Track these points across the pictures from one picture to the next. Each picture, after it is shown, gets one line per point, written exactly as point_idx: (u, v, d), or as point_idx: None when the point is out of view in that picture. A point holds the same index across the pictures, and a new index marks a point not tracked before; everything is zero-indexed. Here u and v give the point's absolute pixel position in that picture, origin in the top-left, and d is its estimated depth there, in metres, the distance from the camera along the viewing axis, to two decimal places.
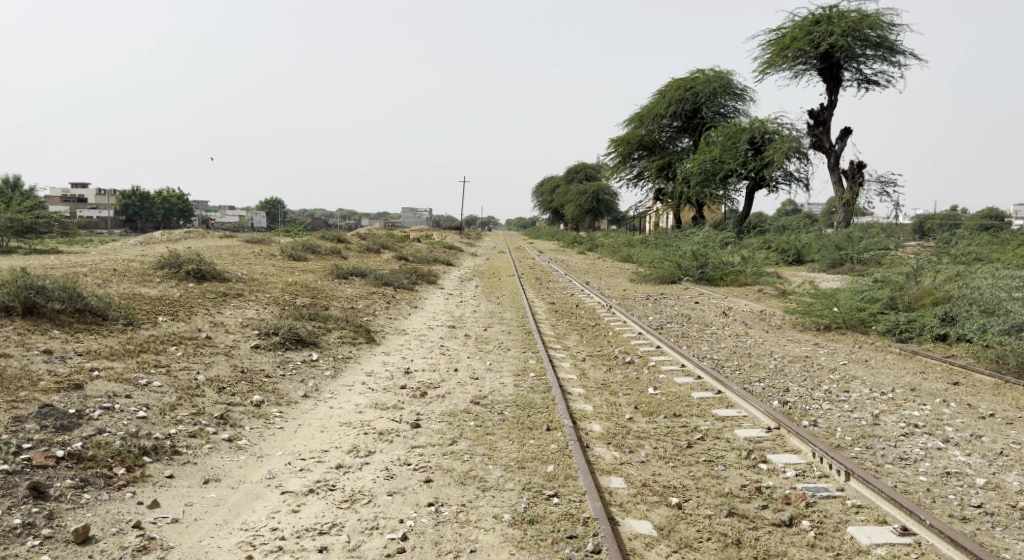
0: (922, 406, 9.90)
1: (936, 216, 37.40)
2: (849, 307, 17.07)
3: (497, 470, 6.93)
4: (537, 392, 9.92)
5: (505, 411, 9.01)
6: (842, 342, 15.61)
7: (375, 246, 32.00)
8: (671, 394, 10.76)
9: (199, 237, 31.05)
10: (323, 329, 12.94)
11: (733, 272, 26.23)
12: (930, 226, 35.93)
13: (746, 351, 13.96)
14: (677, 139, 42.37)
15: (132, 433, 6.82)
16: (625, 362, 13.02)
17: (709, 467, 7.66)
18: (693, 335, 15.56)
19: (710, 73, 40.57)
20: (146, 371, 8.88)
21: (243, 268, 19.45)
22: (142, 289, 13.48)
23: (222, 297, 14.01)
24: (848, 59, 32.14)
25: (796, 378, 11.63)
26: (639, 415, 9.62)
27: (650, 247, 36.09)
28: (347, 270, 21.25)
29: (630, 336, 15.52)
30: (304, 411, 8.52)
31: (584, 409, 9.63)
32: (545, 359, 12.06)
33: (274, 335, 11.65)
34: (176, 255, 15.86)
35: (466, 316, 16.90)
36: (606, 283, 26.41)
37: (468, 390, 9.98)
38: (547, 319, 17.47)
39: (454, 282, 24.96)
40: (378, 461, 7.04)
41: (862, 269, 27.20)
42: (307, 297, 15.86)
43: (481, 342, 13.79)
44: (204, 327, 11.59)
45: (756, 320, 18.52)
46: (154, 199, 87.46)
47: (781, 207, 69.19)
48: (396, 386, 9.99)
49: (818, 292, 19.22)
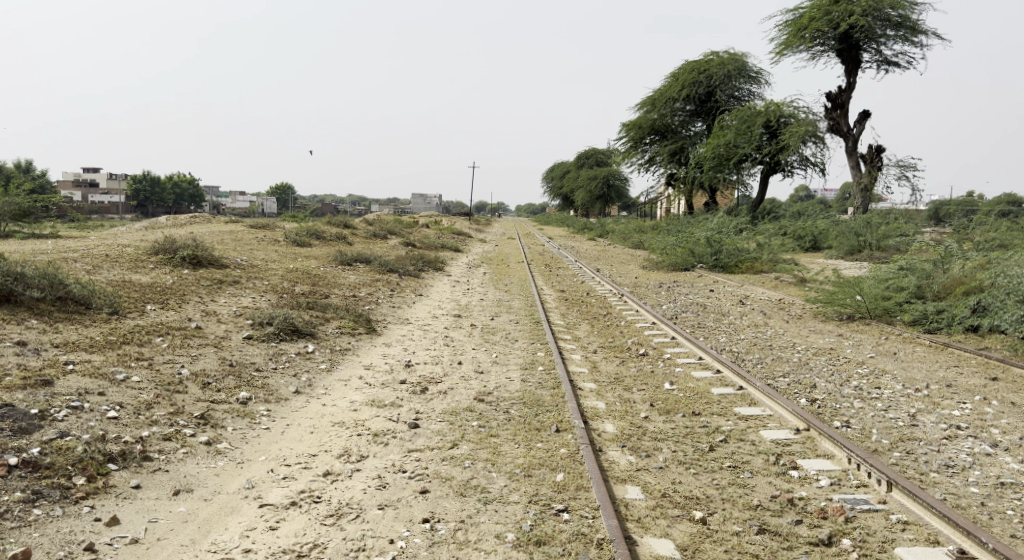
0: (961, 405, 9.20)
1: (953, 201, 36.53)
2: (873, 296, 16.39)
3: (501, 479, 6.28)
4: (546, 388, 9.26)
5: (511, 410, 8.35)
6: (867, 333, 14.91)
7: (382, 232, 31.33)
8: (689, 390, 10.09)
9: (205, 222, 30.51)
10: (322, 319, 12.30)
11: (748, 259, 25.46)
12: (945, 214, 35.17)
13: (767, 343, 13.29)
14: (690, 123, 41.49)
15: (98, 437, 6.20)
16: (639, 355, 12.35)
17: (733, 474, 6.99)
18: (710, 325, 14.87)
19: (724, 55, 39.60)
20: (125, 365, 8.25)
21: (243, 254, 18.84)
22: (132, 276, 12.88)
23: (217, 285, 13.38)
24: (867, 40, 31.27)
25: (822, 372, 10.93)
26: (655, 413, 8.94)
27: (662, 233, 35.33)
28: (350, 257, 20.62)
29: (644, 326, 14.85)
30: (293, 409, 7.89)
31: (596, 406, 8.96)
32: (554, 351, 11.40)
33: (268, 324, 11.04)
34: (171, 240, 15.23)
35: (473, 305, 16.26)
36: (618, 270, 25.72)
37: (473, 386, 9.32)
38: (557, 308, 16.81)
39: (461, 268, 24.30)
40: (370, 467, 6.40)
41: (884, 257, 26.43)
42: (307, 285, 15.23)
43: (487, 332, 13.14)
44: (194, 317, 10.96)
45: (774, 309, 17.84)
46: (164, 184, 87.08)
47: (794, 193, 68.18)
48: (395, 381, 9.34)
49: (839, 281, 18.52)
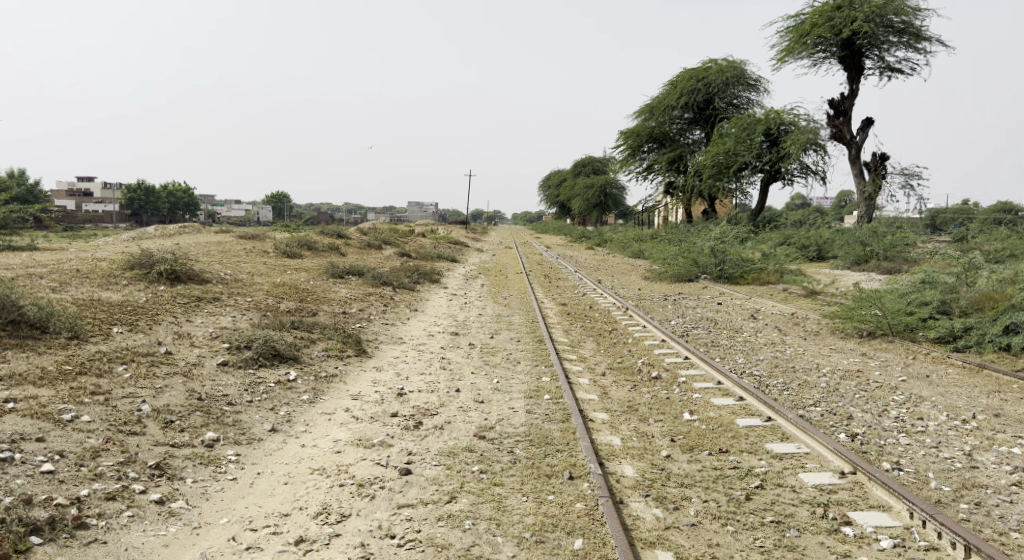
0: (1019, 441, 8.20)
1: (951, 210, 35.83)
2: (896, 311, 15.39)
3: (508, 548, 5.58)
4: (555, 422, 8.27)
5: (516, 450, 7.36)
6: (893, 352, 13.93)
7: (376, 242, 30.25)
8: (711, 421, 9.09)
9: (192, 232, 29.35)
10: (307, 340, 11.26)
11: (754, 271, 24.44)
12: (943, 223, 34.35)
13: (789, 364, 12.32)
14: (688, 131, 40.59)
15: (23, 500, 5.48)
16: (651, 379, 11.33)
17: (778, 533, 6.22)
18: (724, 344, 13.89)
19: (723, 62, 38.68)
20: (76, 401, 7.24)
21: (228, 267, 17.79)
22: (101, 293, 11.87)
23: (195, 303, 12.38)
24: (870, 47, 30.39)
25: (857, 401, 9.92)
26: (677, 451, 7.96)
27: (663, 242, 34.38)
28: (342, 268, 19.63)
29: (653, 344, 13.86)
30: (267, 452, 6.90)
31: (611, 443, 7.97)
32: (561, 377, 10.38)
33: (246, 348, 10.02)
34: (147, 254, 14.19)
35: (470, 321, 15.25)
36: (620, 281, 24.77)
37: (472, 420, 8.32)
38: (559, 323, 15.81)
39: (458, 280, 23.31)
40: (353, 531, 5.67)
41: (893, 268, 25.45)
42: (293, 301, 14.22)
43: (486, 353, 12.14)
44: (165, 340, 9.94)
45: (789, 324, 16.84)
46: (158, 193, 85.71)
47: (791, 202, 67.44)
48: (387, 415, 8.34)
49: (855, 294, 17.58)
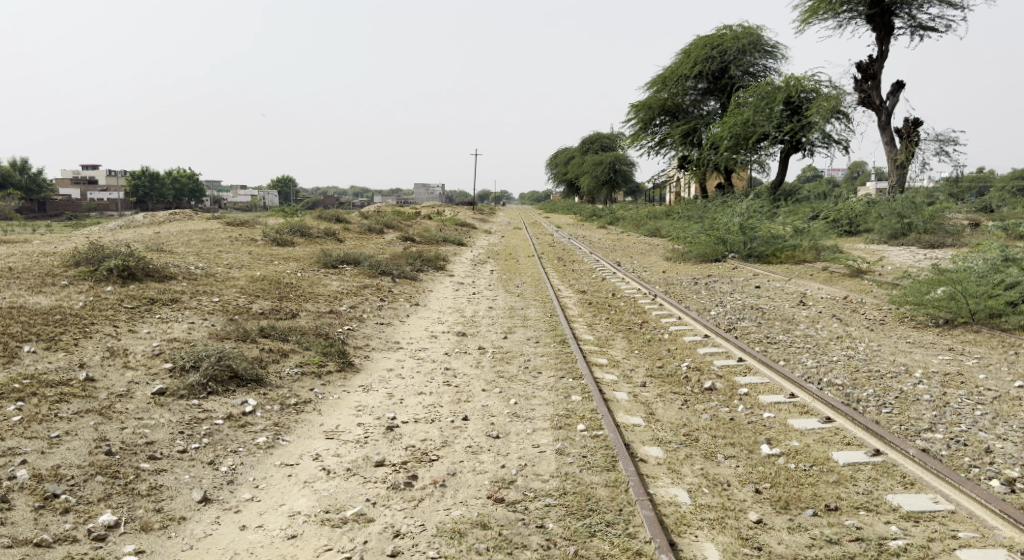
0: None
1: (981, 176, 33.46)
2: (978, 294, 12.90)
3: None
4: (596, 469, 5.99)
5: (547, 524, 5.31)
6: (984, 346, 11.51)
7: (378, 226, 27.93)
8: (799, 457, 6.57)
9: (182, 220, 27.12)
10: (276, 353, 9.00)
11: (787, 248, 22.06)
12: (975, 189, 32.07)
13: (869, 367, 10.00)
14: (702, 102, 38.01)
15: None
16: (704, 392, 9.04)
17: None
18: (782, 341, 11.56)
19: (738, 28, 36.10)
20: None
21: (202, 260, 15.56)
22: (28, 299, 9.72)
23: (145, 308, 10.20)
24: (901, 3, 27.82)
25: (981, 421, 7.62)
26: (770, 512, 5.72)
27: (681, 219, 32.08)
28: (335, 257, 17.40)
29: (695, 343, 11.52)
30: (184, 542, 5.10)
31: (676, 499, 5.75)
32: (595, 395, 8.13)
33: (192, 369, 7.79)
34: (99, 248, 12.00)
35: (479, 316, 12.97)
36: (640, 263, 22.42)
37: (484, 470, 6.01)
38: (581, 316, 13.51)
39: (465, 267, 21.00)
40: None
41: (937, 242, 23.06)
42: (270, 300, 11.99)
43: (500, 361, 9.90)
44: (89, 361, 7.76)
45: (846, 311, 14.41)
46: (164, 179, 83.32)
47: (810, 171, 64.26)
48: (368, 465, 6.07)
49: (921, 273, 15.14)
